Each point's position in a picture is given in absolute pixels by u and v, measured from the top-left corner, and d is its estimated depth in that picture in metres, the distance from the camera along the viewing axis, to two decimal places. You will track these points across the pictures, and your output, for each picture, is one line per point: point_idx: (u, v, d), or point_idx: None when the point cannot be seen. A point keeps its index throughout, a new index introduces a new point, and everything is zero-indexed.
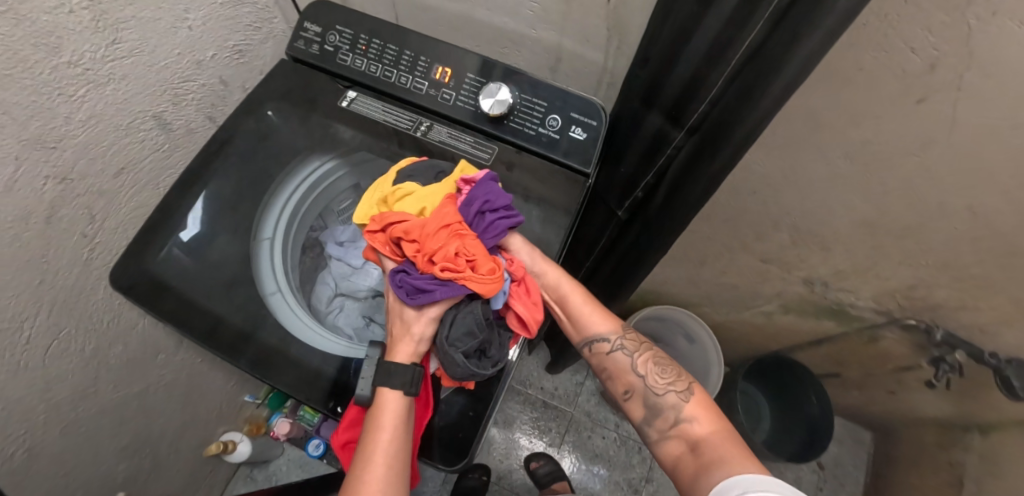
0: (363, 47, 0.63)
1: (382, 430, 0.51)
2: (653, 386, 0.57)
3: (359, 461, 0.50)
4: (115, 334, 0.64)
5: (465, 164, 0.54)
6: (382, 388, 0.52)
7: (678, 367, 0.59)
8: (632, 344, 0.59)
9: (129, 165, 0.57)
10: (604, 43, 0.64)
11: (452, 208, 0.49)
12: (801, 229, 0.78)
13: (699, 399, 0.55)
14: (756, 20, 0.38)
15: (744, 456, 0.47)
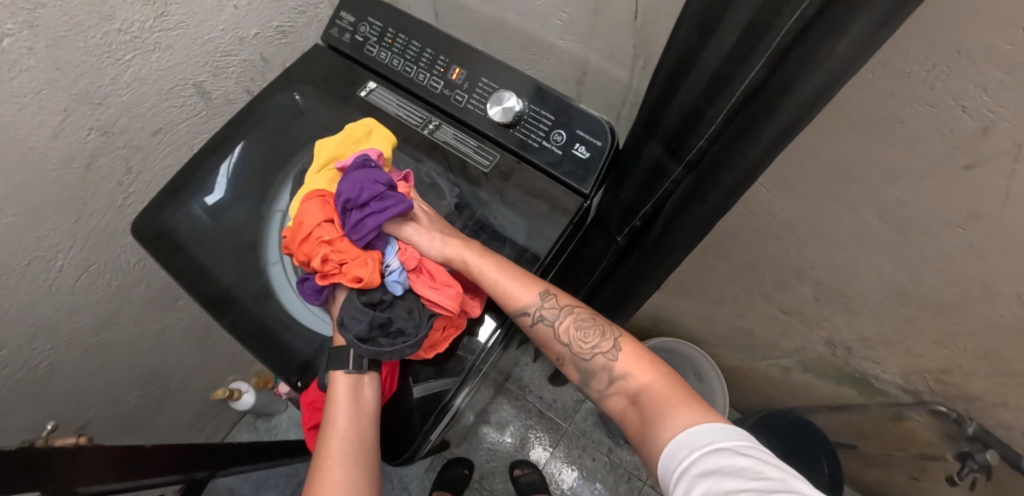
0: (390, 41, 0.67)
1: (338, 411, 0.52)
2: (582, 351, 0.51)
3: (324, 436, 0.53)
4: (139, 275, 0.72)
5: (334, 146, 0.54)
6: (336, 373, 0.54)
7: (603, 320, 0.53)
8: (551, 310, 0.52)
9: (166, 126, 0.64)
10: (629, 61, 0.62)
11: (317, 210, 0.51)
12: (826, 285, 0.72)
13: (630, 350, 0.49)
14: (755, 58, 0.36)
15: (682, 404, 0.42)
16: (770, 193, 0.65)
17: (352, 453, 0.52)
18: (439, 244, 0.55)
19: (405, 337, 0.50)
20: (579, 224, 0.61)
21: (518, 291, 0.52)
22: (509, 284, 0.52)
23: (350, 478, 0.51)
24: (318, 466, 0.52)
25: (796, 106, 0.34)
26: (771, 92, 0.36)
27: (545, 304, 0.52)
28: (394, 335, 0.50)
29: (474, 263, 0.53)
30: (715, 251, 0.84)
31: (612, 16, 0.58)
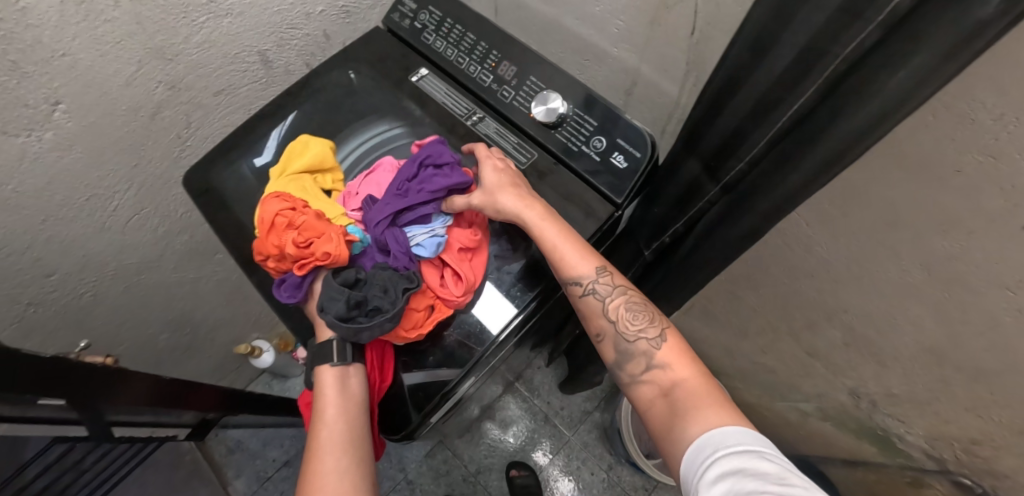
0: (446, 31, 0.68)
1: (327, 403, 0.52)
2: (624, 333, 0.51)
3: (312, 430, 0.51)
4: (184, 225, 0.76)
5: (284, 157, 0.58)
6: (320, 366, 0.53)
7: (653, 307, 0.52)
8: (605, 286, 0.52)
9: (227, 89, 0.68)
10: (682, 76, 0.61)
11: (274, 206, 0.52)
12: (857, 331, 0.69)
13: (674, 343, 0.49)
14: (808, 84, 0.38)
15: (716, 403, 0.42)
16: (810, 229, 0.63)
17: (344, 444, 0.51)
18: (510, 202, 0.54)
19: (384, 313, 0.48)
20: (608, 233, 0.61)
21: (577, 262, 0.52)
22: (570, 252, 0.52)
23: (343, 468, 0.49)
24: (309, 462, 0.49)
25: (841, 139, 0.36)
26: (817, 122, 0.38)
27: (601, 279, 0.52)
28: (373, 312, 0.48)
29: (538, 226, 0.53)
30: (746, 281, 0.82)
31: (671, 31, 0.58)
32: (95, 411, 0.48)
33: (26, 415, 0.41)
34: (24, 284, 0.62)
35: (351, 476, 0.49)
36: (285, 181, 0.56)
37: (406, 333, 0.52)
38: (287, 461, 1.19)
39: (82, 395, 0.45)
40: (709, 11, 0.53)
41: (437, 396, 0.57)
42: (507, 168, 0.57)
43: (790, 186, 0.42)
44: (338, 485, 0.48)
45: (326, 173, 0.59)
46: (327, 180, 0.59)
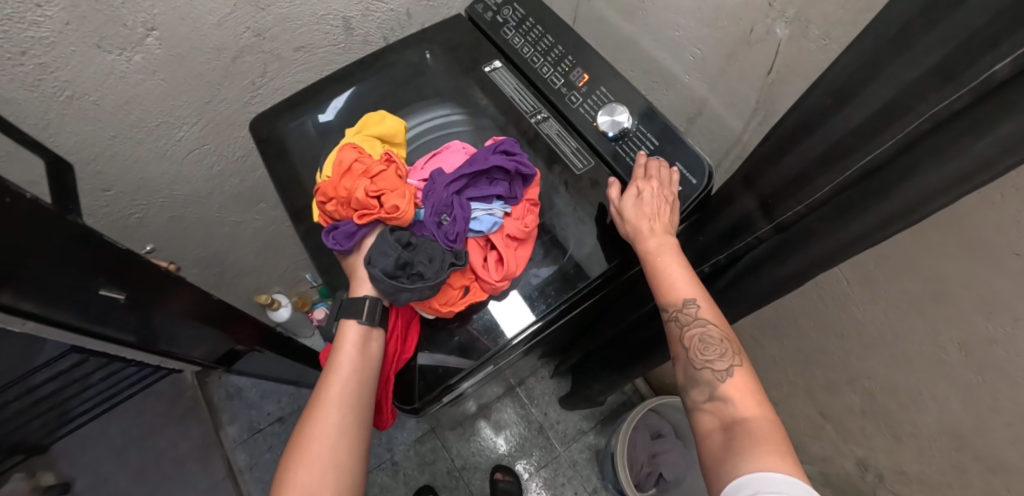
0: (526, 29, 0.69)
1: (342, 358, 0.52)
2: (695, 360, 0.50)
3: (323, 378, 0.52)
4: (238, 168, 0.79)
5: (366, 118, 0.60)
6: (346, 319, 0.53)
7: (731, 338, 0.50)
8: (688, 315, 0.50)
9: (306, 47, 0.71)
10: (749, 114, 0.62)
11: (351, 153, 0.54)
12: (877, 400, 0.67)
13: (741, 380, 0.48)
14: (883, 139, 0.37)
15: (776, 451, 0.41)
16: (850, 287, 0.62)
17: (349, 402, 0.51)
18: (650, 219, 0.54)
19: (426, 279, 0.49)
20: None
21: (669, 287, 0.51)
22: (669, 276, 0.52)
23: (342, 425, 0.50)
24: (313, 408, 0.51)
25: (920, 191, 0.36)
26: (891, 174, 0.38)
27: (686, 310, 0.50)
28: (417, 276, 0.50)
29: (654, 249, 0.53)
30: (770, 329, 0.81)
31: (747, 67, 0.59)
32: (143, 309, 0.50)
33: (85, 305, 0.43)
34: (82, 193, 0.65)
35: (349, 434, 0.50)
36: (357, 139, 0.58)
37: (439, 307, 0.54)
38: (280, 418, 1.21)
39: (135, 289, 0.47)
40: (791, 54, 0.54)
41: (452, 378, 0.57)
42: (658, 196, 0.55)
43: (849, 235, 0.42)
44: (334, 439, 0.49)
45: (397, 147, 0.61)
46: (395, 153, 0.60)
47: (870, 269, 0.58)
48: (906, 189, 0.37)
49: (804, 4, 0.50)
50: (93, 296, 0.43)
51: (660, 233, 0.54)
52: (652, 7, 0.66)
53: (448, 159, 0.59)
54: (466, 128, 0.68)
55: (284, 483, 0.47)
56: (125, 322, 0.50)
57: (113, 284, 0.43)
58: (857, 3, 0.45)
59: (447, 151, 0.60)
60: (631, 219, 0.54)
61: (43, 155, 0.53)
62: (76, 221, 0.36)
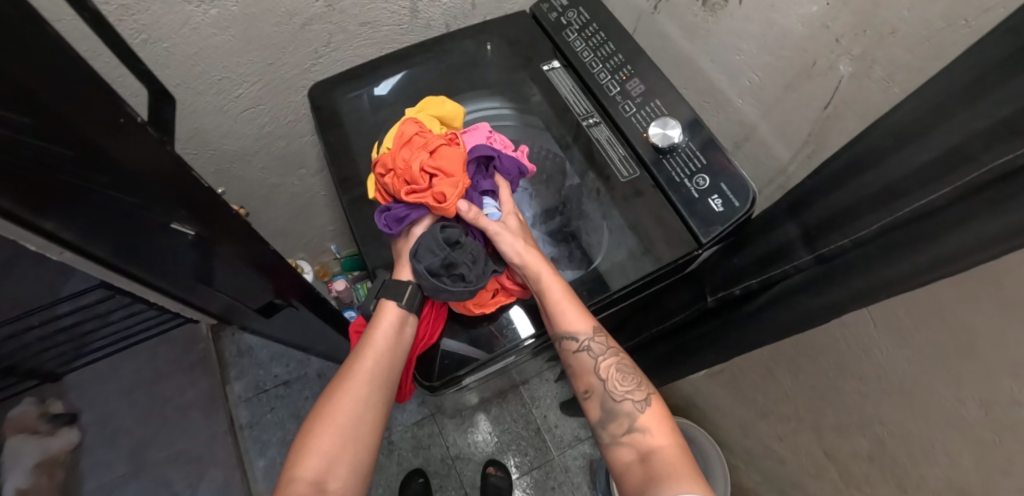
0: (588, 34, 0.70)
1: (378, 337, 0.55)
2: (613, 392, 0.55)
3: (354, 355, 0.56)
4: (287, 132, 0.80)
5: (428, 99, 0.61)
6: (386, 300, 0.57)
7: (636, 371, 0.57)
8: (598, 345, 0.56)
9: (372, 23, 0.73)
10: (799, 145, 0.62)
11: (413, 130, 0.56)
12: (887, 448, 0.67)
13: (655, 409, 0.55)
14: (943, 183, 0.37)
15: (688, 477, 0.47)
16: (875, 330, 0.63)
17: (378, 380, 0.54)
18: (518, 246, 0.57)
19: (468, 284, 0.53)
20: (677, 269, 0.61)
21: (575, 318, 0.55)
22: (568, 308, 0.55)
23: (367, 401, 0.53)
24: (343, 380, 0.54)
25: (972, 238, 0.35)
26: (945, 220, 0.37)
27: (596, 338, 0.55)
28: (460, 279, 0.53)
29: (545, 278, 0.56)
30: (787, 362, 0.81)
31: (804, 99, 0.59)
32: (210, 254, 0.50)
33: (152, 236, 0.43)
34: None
35: (372, 409, 0.54)
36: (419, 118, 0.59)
37: (472, 308, 0.57)
38: (286, 382, 1.22)
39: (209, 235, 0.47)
40: (851, 91, 0.54)
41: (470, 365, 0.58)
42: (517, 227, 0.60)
43: (875, 279, 0.42)
44: (360, 411, 0.53)
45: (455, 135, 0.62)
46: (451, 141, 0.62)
47: (899, 314, 0.58)
48: (959, 233, 0.36)
49: (873, 44, 0.50)
50: (161, 229, 0.43)
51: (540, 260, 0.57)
52: (716, 29, 0.66)
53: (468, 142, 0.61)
54: (512, 124, 0.70)
55: (307, 447, 0.50)
56: (188, 262, 0.50)
57: (187, 222, 0.44)
58: (927, 50, 0.46)
59: (472, 133, 0.60)
60: (507, 242, 0.57)
61: (150, 87, 0.52)
62: (173, 150, 0.37)
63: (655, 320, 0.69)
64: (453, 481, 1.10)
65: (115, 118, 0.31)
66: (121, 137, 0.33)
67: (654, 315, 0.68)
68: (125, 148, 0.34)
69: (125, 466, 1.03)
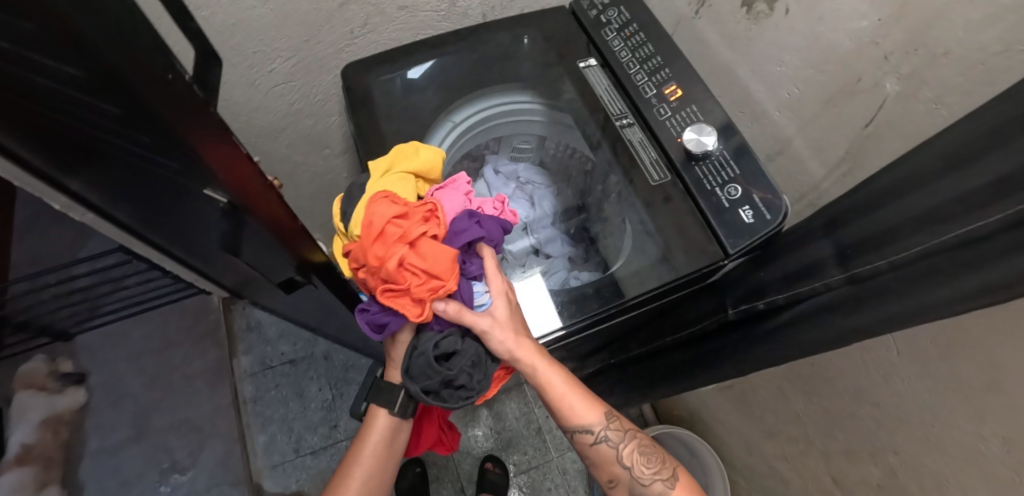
0: (627, 34, 0.69)
1: (368, 448, 0.62)
2: (639, 477, 0.61)
3: (347, 464, 0.62)
4: (316, 111, 0.80)
5: (400, 151, 0.57)
6: (376, 406, 0.62)
7: (655, 449, 0.63)
8: (614, 433, 0.61)
9: (410, 7, 0.73)
10: (834, 163, 0.61)
11: (380, 212, 0.47)
12: (898, 478, 0.66)
13: (682, 484, 0.61)
14: (990, 212, 0.35)
15: None
16: (898, 358, 0.61)
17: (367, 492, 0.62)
18: (512, 343, 0.55)
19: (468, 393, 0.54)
20: (700, 278, 0.61)
21: (586, 413, 0.60)
22: (578, 405, 0.60)
23: None
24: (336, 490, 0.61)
25: (1014, 267, 0.33)
26: (990, 249, 0.35)
27: (610, 427, 0.61)
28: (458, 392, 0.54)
29: (542, 372, 0.57)
30: (801, 384, 0.79)
31: (845, 116, 0.58)
32: (237, 224, 0.49)
33: (183, 194, 0.43)
34: None
35: None
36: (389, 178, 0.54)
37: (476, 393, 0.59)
38: (293, 360, 1.13)
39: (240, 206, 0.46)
40: (895, 111, 0.53)
41: None
42: (507, 308, 0.57)
43: (911, 305, 0.41)
44: None
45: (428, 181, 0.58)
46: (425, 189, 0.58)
47: (925, 344, 0.57)
48: (1005, 264, 0.34)
49: (923, 64, 0.49)
50: (194, 191, 0.42)
51: (538, 358, 0.57)
52: (758, 39, 0.65)
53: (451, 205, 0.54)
54: (543, 119, 0.75)
55: None
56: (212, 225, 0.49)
57: (220, 191, 0.43)
58: (980, 74, 0.44)
59: (448, 192, 0.54)
60: (499, 348, 0.54)
61: (197, 43, 0.40)
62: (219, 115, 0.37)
63: (671, 329, 0.71)
64: (450, 473, 1.10)
65: (164, 75, 0.30)
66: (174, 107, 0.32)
67: (670, 324, 0.70)
68: (178, 119, 0.33)
69: (128, 430, 1.03)
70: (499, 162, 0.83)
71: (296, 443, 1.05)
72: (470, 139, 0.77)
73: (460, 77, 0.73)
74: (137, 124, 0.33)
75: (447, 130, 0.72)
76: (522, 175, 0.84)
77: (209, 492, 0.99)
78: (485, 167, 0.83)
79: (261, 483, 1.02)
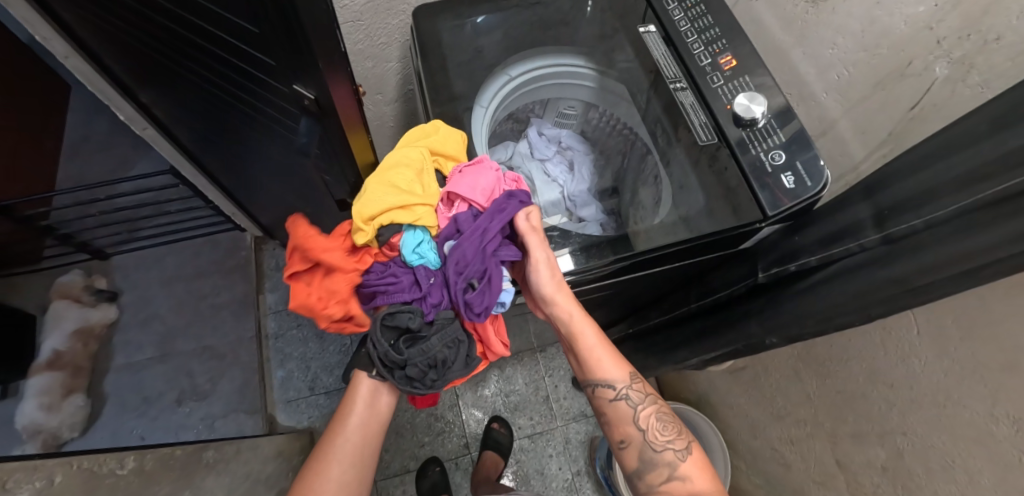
0: (689, 6, 0.72)
1: (354, 408, 0.64)
2: (653, 442, 0.60)
3: (335, 425, 0.64)
4: (378, 54, 0.83)
5: (411, 135, 0.63)
6: (359, 370, 0.64)
7: (674, 419, 0.62)
8: (636, 393, 0.62)
9: None
10: (876, 144, 0.63)
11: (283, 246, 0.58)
12: (904, 460, 0.67)
13: (696, 457, 0.59)
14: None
15: None
16: (918, 338, 0.62)
17: (353, 457, 0.63)
18: (555, 287, 0.61)
19: (417, 385, 0.56)
20: (737, 236, 0.65)
21: (611, 368, 0.62)
22: (605, 359, 0.62)
23: (346, 475, 0.62)
24: (322, 452, 0.63)
25: None
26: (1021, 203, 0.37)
27: (633, 386, 0.62)
28: (408, 378, 0.56)
29: (578, 320, 0.62)
30: (815, 366, 0.81)
31: (892, 99, 0.60)
32: (314, 123, 0.54)
33: (283, 79, 0.49)
34: None
35: (354, 470, 0.63)
36: (397, 151, 0.58)
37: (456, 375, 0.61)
38: None
39: (325, 109, 0.51)
40: (941, 94, 0.54)
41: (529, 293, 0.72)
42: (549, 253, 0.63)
43: (953, 251, 0.42)
44: (345, 472, 0.62)
45: (446, 157, 0.62)
46: (443, 164, 0.62)
47: (946, 323, 0.58)
48: None
49: (974, 48, 0.50)
50: (290, 80, 0.48)
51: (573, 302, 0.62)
52: (814, 21, 0.68)
53: (472, 179, 0.57)
54: (593, 86, 0.80)
55: None
56: (297, 112, 0.55)
57: (309, 87, 0.48)
58: None
59: (480, 168, 0.59)
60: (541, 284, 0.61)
61: None
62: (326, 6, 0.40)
63: (697, 295, 0.77)
64: (457, 429, 1.13)
65: None
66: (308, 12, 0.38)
67: (697, 292, 0.77)
68: (310, 30, 0.39)
69: (154, 350, 1.07)
70: (543, 124, 0.88)
71: (311, 382, 1.08)
72: (522, 96, 0.82)
73: (520, 36, 0.77)
74: (266, 15, 0.38)
75: (502, 81, 0.76)
76: (562, 143, 0.88)
77: (225, 417, 1.03)
78: (529, 128, 0.88)
79: (275, 415, 1.05)
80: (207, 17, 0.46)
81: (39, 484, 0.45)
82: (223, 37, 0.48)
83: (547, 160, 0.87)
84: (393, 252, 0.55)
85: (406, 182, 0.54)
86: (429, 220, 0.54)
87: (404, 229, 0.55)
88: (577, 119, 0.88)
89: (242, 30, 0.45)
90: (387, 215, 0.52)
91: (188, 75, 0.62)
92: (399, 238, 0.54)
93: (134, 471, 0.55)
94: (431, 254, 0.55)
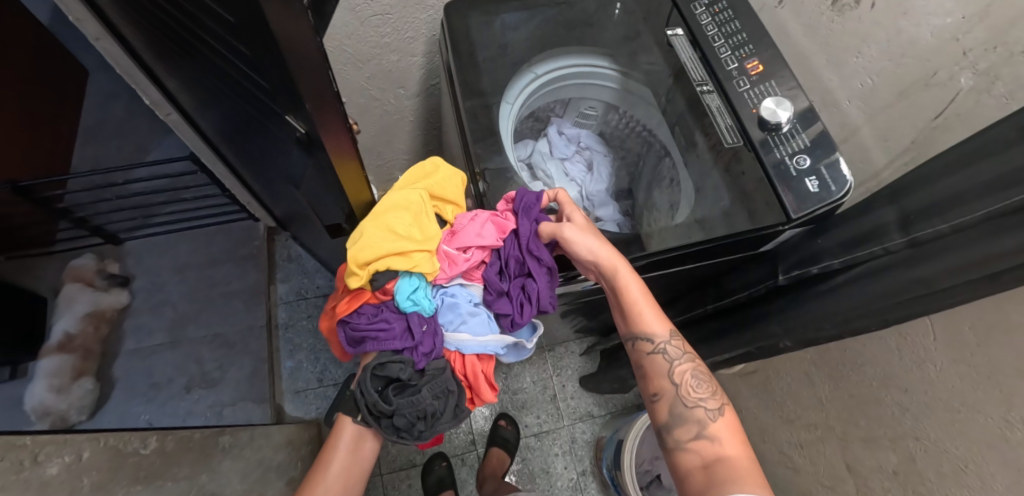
0: (716, 10, 0.72)
1: (338, 454, 0.60)
2: (685, 398, 0.58)
3: (313, 477, 0.59)
4: (403, 48, 0.84)
5: (407, 177, 0.64)
6: (344, 414, 0.62)
7: (712, 382, 0.60)
8: (674, 349, 0.61)
9: None
10: (898, 152, 0.64)
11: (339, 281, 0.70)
12: (915, 465, 0.67)
13: (727, 420, 0.57)
14: None
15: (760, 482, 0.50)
16: (934, 343, 0.63)
17: None
18: (595, 248, 0.61)
19: (404, 435, 0.57)
20: (759, 239, 0.65)
21: (653, 321, 0.61)
22: (647, 311, 0.61)
23: None
24: None
25: None
26: None
27: (672, 341, 0.60)
28: (395, 428, 0.57)
29: (623, 274, 0.60)
30: (828, 370, 0.82)
31: (916, 107, 0.61)
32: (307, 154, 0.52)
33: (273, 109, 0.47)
34: None
35: None
36: (396, 192, 0.58)
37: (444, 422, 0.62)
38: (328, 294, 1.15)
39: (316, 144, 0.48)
40: (966, 103, 0.55)
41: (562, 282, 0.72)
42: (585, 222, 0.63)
43: (981, 255, 0.43)
44: None
45: (444, 201, 0.63)
46: (441, 208, 0.63)
47: (964, 330, 0.58)
48: None
49: (1001, 60, 0.51)
50: (280, 110, 0.45)
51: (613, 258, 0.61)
52: (841, 29, 0.69)
53: (484, 225, 0.61)
54: (616, 87, 0.81)
55: None
56: (289, 141, 0.52)
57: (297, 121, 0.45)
58: None
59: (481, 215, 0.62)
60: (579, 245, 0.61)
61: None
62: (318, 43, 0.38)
63: (714, 297, 0.79)
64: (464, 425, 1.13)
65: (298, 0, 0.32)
66: (311, 26, 0.36)
67: (713, 292, 0.79)
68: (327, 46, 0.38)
69: (164, 336, 1.07)
70: (563, 124, 0.89)
71: (321, 373, 1.08)
72: (546, 94, 0.82)
73: (545, 36, 0.78)
74: (258, 50, 0.36)
75: (525, 79, 0.77)
76: (581, 144, 0.89)
77: (233, 405, 1.02)
78: (549, 127, 0.89)
79: (283, 405, 1.05)
80: (207, 37, 0.43)
81: (68, 459, 0.44)
82: (221, 55, 0.45)
83: (565, 159, 0.87)
84: (386, 296, 0.56)
85: (404, 227, 0.55)
86: (426, 266, 0.55)
87: (399, 275, 0.55)
88: (598, 119, 0.89)
89: (237, 56, 0.42)
90: (384, 260, 0.53)
91: (202, 71, 0.61)
92: (394, 283, 0.55)
93: (156, 452, 0.56)
94: (425, 301, 0.56)
